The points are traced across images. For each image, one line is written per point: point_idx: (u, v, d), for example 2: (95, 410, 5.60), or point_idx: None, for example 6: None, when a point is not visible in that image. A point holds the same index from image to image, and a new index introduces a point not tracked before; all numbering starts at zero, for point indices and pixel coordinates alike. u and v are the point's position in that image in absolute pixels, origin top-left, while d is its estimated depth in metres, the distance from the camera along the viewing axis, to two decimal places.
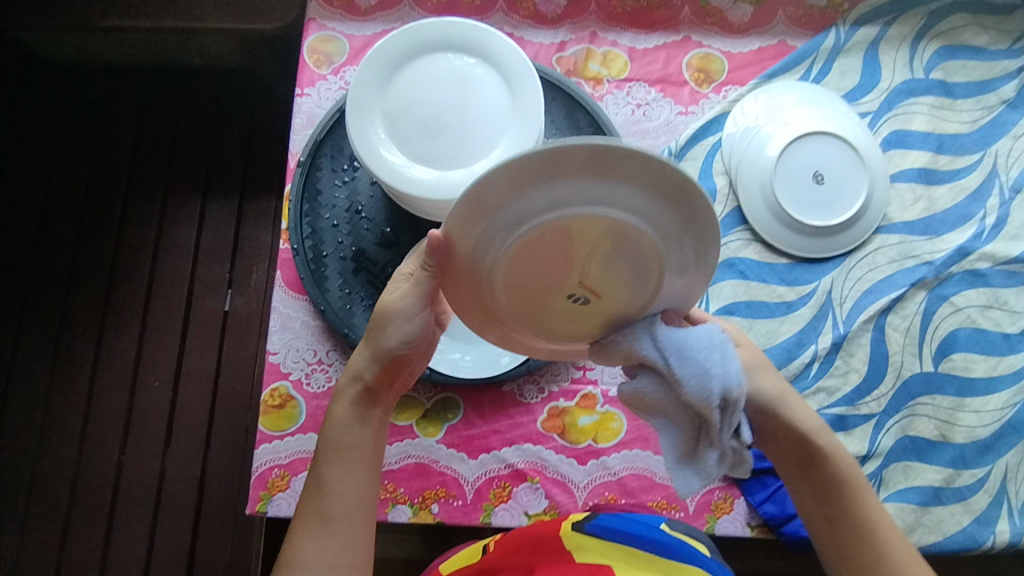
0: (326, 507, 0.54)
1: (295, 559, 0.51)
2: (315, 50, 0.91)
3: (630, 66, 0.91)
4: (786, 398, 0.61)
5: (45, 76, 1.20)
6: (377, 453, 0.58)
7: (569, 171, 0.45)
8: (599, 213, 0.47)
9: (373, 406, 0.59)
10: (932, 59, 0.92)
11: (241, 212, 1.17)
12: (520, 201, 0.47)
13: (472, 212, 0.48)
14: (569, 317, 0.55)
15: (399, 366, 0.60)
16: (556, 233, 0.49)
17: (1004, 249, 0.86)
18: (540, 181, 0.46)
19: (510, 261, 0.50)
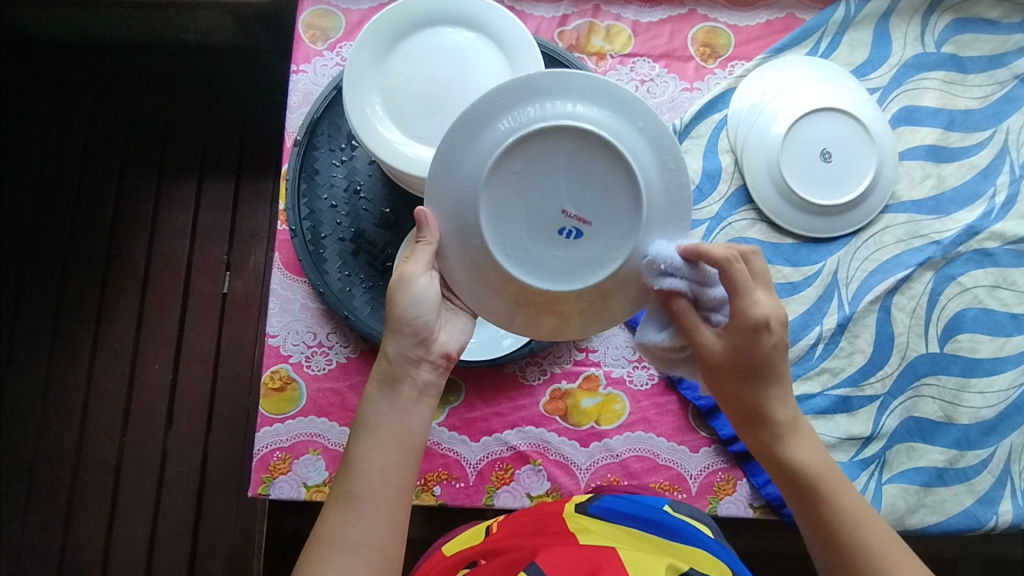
0: (354, 485, 0.51)
1: (325, 533, 0.50)
2: (310, 25, 0.88)
3: (634, 41, 0.88)
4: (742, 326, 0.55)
5: (35, 53, 1.17)
6: (410, 432, 0.54)
7: (513, 102, 0.54)
8: (554, 124, 0.52)
9: (400, 384, 0.55)
10: (944, 33, 0.90)
11: (238, 193, 1.15)
12: (480, 140, 0.54)
13: (441, 162, 0.55)
14: (573, 257, 0.55)
15: (425, 342, 0.57)
16: (524, 160, 0.53)
17: (1014, 228, 0.85)
18: (490, 117, 0.54)
19: (491, 194, 0.54)
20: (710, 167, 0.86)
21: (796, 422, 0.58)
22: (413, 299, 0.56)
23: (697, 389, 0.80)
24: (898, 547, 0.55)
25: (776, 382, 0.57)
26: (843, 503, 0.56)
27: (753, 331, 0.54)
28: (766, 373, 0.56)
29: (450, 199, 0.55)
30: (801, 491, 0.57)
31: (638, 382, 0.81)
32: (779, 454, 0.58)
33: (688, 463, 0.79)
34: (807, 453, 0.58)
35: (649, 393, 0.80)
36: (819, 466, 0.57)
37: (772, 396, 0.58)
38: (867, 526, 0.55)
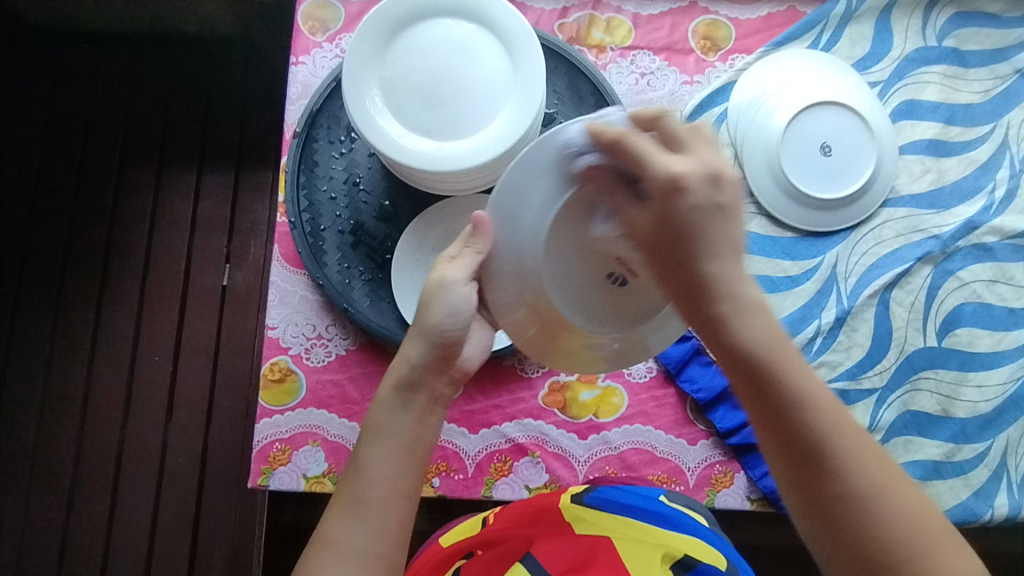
0: (360, 492, 0.51)
1: (329, 538, 0.50)
2: (310, 16, 0.88)
3: (634, 33, 0.88)
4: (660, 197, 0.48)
5: (33, 43, 1.16)
6: (421, 442, 0.53)
7: (594, 143, 0.52)
8: (629, 174, 0.50)
9: (418, 395, 0.54)
10: (945, 26, 0.90)
11: (237, 185, 1.15)
12: (551, 178, 0.52)
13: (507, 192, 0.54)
14: (612, 306, 0.54)
15: (451, 354, 0.55)
16: (591, 206, 0.52)
17: (1013, 223, 0.85)
18: (558, 155, 0.52)
19: (550, 231, 0.52)
20: None
21: (738, 299, 0.49)
22: (449, 308, 0.54)
23: (695, 382, 0.80)
24: (851, 427, 0.50)
25: (711, 246, 0.49)
26: (794, 392, 0.49)
27: (669, 190, 0.48)
28: (697, 236, 0.48)
29: (511, 230, 0.54)
30: (754, 381, 0.50)
31: (637, 374, 0.81)
32: (726, 338, 0.50)
33: (686, 456, 0.79)
34: (759, 334, 0.50)
35: (647, 386, 0.81)
36: (768, 347, 0.50)
37: (705, 265, 0.49)
38: (821, 414, 0.49)
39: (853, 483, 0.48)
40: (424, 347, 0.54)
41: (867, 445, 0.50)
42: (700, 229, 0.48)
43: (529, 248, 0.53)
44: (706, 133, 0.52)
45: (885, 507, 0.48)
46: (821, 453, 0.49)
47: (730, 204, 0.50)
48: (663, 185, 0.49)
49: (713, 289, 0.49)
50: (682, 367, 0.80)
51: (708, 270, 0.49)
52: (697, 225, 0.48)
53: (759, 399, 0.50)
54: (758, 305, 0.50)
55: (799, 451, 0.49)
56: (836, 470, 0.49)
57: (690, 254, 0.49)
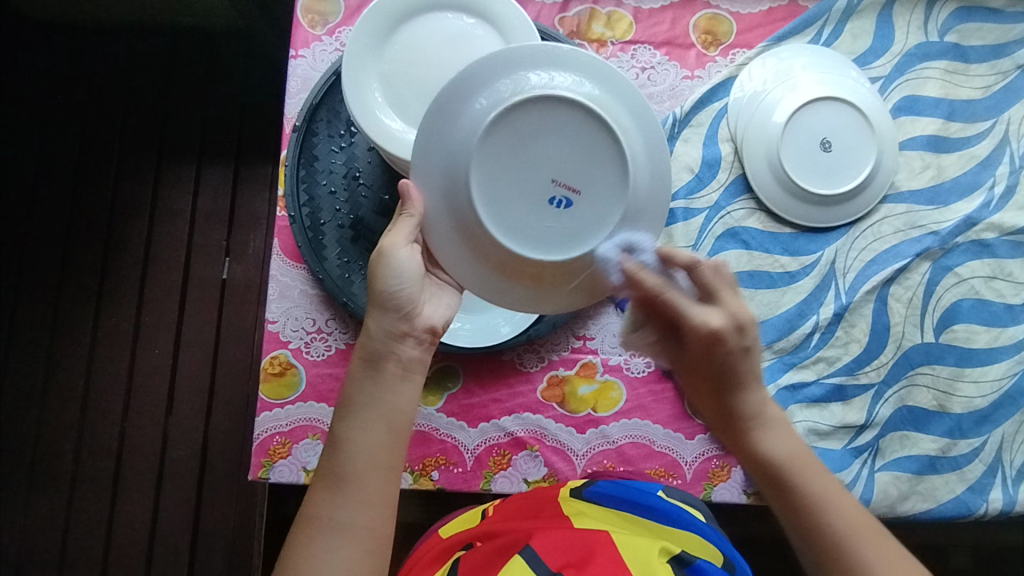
0: (343, 466, 0.51)
1: (313, 513, 0.50)
2: (309, 9, 0.87)
3: (635, 28, 0.88)
4: (739, 377, 0.53)
5: (32, 36, 1.16)
6: (398, 410, 0.53)
7: (494, 74, 0.57)
8: (533, 95, 0.56)
9: (384, 362, 0.54)
10: (947, 21, 0.89)
11: (237, 179, 1.15)
12: (467, 110, 0.57)
13: (431, 127, 0.58)
14: (563, 225, 0.58)
15: (407, 317, 0.56)
16: (515, 128, 0.56)
17: (1012, 219, 0.85)
18: (477, 91, 0.57)
19: (483, 155, 0.57)
20: (709, 156, 0.86)
21: (762, 409, 0.53)
22: (394, 272, 0.56)
23: None
24: (876, 539, 0.48)
25: (734, 376, 0.53)
26: (814, 497, 0.50)
27: (698, 333, 0.53)
28: (722, 370, 0.53)
29: (441, 163, 0.58)
30: (774, 485, 0.51)
31: (636, 369, 0.81)
32: (749, 448, 0.53)
33: (683, 450, 0.79)
34: (780, 445, 0.52)
35: (645, 380, 0.81)
36: (795, 456, 0.52)
37: (733, 390, 0.53)
38: (842, 518, 0.49)
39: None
40: (380, 316, 0.56)
41: (894, 560, 0.47)
42: (720, 358, 0.53)
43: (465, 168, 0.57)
44: (728, 274, 0.55)
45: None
46: (847, 564, 0.47)
47: (753, 332, 0.53)
48: (687, 325, 0.53)
49: (735, 412, 0.53)
50: None
51: (732, 397, 0.53)
52: (713, 358, 0.53)
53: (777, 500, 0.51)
54: (777, 420, 0.53)
55: (812, 558, 0.49)
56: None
57: (713, 373, 0.54)
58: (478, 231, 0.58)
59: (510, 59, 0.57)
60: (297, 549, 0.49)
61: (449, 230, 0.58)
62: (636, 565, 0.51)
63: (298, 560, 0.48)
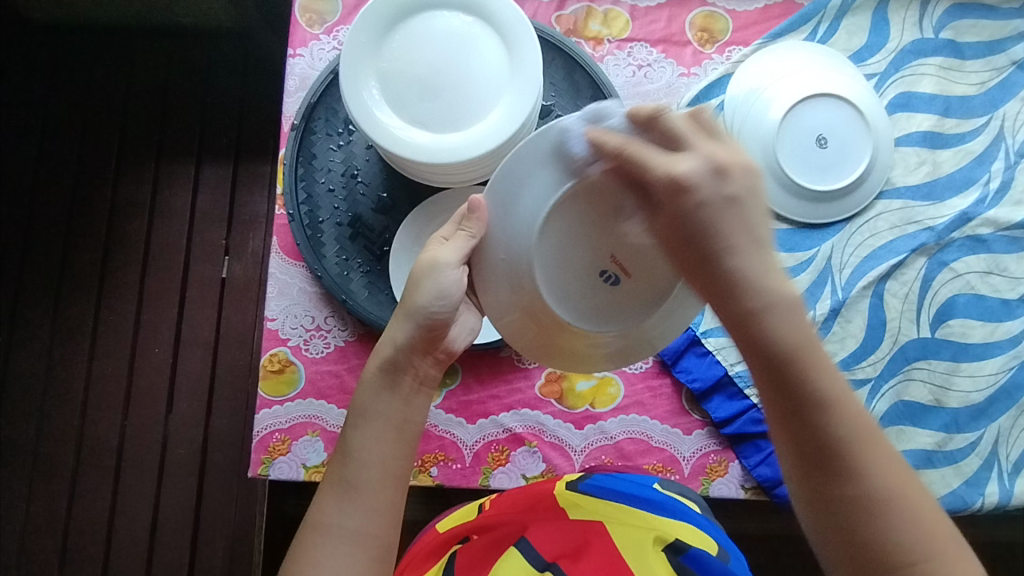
0: (351, 474, 0.51)
1: (319, 520, 0.50)
2: (307, 8, 0.88)
3: (632, 25, 0.88)
4: (736, 243, 0.46)
5: (31, 36, 1.16)
6: (411, 423, 0.55)
7: (563, 153, 0.53)
8: (601, 178, 0.51)
9: (404, 374, 0.55)
10: (942, 18, 0.90)
11: (236, 177, 1.15)
12: (531, 191, 0.53)
13: (494, 203, 0.56)
14: (603, 302, 0.55)
15: (435, 335, 0.57)
16: (584, 203, 0.52)
17: (1007, 215, 0.85)
18: (558, 158, 0.53)
19: (546, 227, 0.53)
20: None
21: (769, 292, 0.45)
22: (439, 289, 0.56)
23: (691, 372, 0.81)
24: (870, 432, 0.46)
25: (725, 242, 0.46)
26: (821, 389, 0.46)
27: (674, 190, 0.46)
28: (709, 233, 0.46)
29: (506, 222, 0.55)
30: (772, 379, 0.46)
31: (633, 365, 0.82)
32: (751, 337, 0.46)
33: (681, 445, 0.80)
34: (790, 328, 0.46)
35: (643, 376, 0.81)
36: (800, 343, 0.46)
37: (728, 261, 0.46)
38: (842, 414, 0.46)
39: (864, 485, 0.45)
40: (410, 326, 0.56)
41: (885, 451, 0.46)
42: (711, 224, 0.46)
43: (523, 241, 0.54)
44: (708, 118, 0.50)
45: (895, 512, 0.45)
46: (839, 457, 0.45)
47: (740, 193, 0.46)
48: (667, 186, 0.47)
49: (739, 286, 0.45)
50: (678, 357, 0.81)
51: (727, 266, 0.46)
52: (705, 220, 0.46)
53: (777, 396, 0.46)
54: (787, 299, 0.46)
55: (813, 451, 0.46)
56: (851, 473, 0.45)
57: (706, 242, 0.46)
58: (525, 294, 0.55)
59: (582, 137, 0.52)
60: (303, 554, 0.49)
61: (503, 299, 0.57)
62: (636, 564, 0.51)
63: (303, 566, 0.49)
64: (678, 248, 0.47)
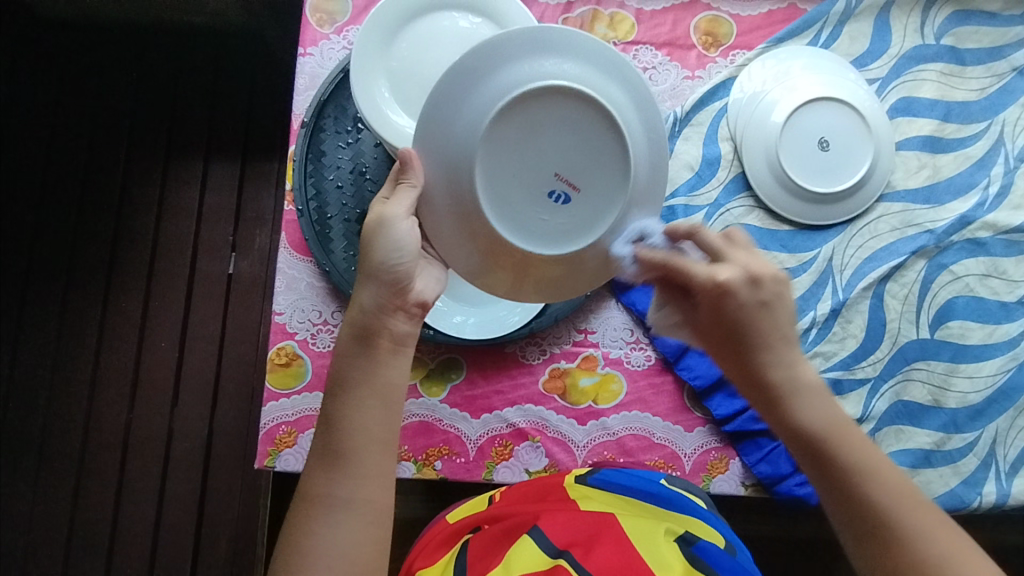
0: (338, 444, 0.52)
1: (311, 490, 0.51)
2: (318, 8, 0.89)
3: (637, 29, 0.90)
4: (770, 341, 0.52)
5: (43, 34, 1.18)
6: (392, 384, 0.54)
7: (500, 62, 0.54)
8: (541, 85, 0.53)
9: (376, 337, 0.54)
10: (944, 25, 0.91)
11: (244, 176, 1.16)
12: (472, 98, 0.55)
13: (431, 123, 0.56)
14: (558, 221, 0.57)
15: (402, 290, 0.56)
16: (519, 119, 0.55)
17: (1006, 219, 0.87)
18: (477, 84, 0.55)
19: (487, 147, 0.55)
20: (709, 154, 0.88)
21: (794, 380, 0.52)
22: (394, 243, 0.55)
23: (693, 370, 0.82)
24: (916, 498, 0.50)
25: (761, 340, 0.52)
26: (854, 459, 0.50)
27: (717, 296, 0.53)
28: (743, 330, 0.52)
29: (444, 157, 0.56)
30: (814, 456, 0.51)
31: (636, 362, 0.83)
32: (781, 419, 0.52)
33: (682, 442, 0.81)
34: (817, 413, 0.51)
35: (645, 373, 0.83)
36: (829, 425, 0.51)
37: (759, 356, 0.52)
38: (883, 485, 0.50)
39: (916, 549, 0.48)
40: (375, 288, 0.55)
41: (930, 516, 0.49)
42: (749, 328, 0.52)
43: (468, 165, 0.55)
44: (739, 238, 0.56)
45: (948, 570, 0.47)
46: (885, 524, 0.49)
47: (773, 293, 0.53)
48: (711, 287, 0.53)
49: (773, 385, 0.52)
50: (681, 355, 0.82)
51: (759, 360, 0.52)
52: (742, 320, 0.52)
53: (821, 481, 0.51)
54: (812, 387, 0.52)
55: (860, 531, 0.50)
56: (901, 542, 0.48)
57: (747, 340, 0.52)
58: (478, 221, 0.56)
59: (512, 47, 0.54)
60: (299, 526, 0.51)
61: (447, 223, 0.57)
62: (649, 556, 0.52)
63: (299, 537, 0.50)
64: (713, 333, 0.54)
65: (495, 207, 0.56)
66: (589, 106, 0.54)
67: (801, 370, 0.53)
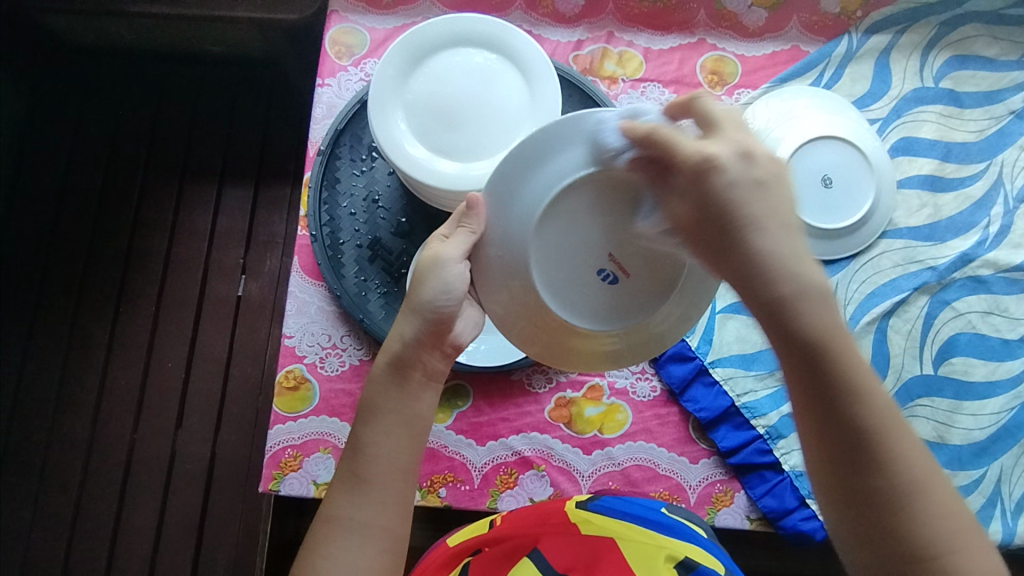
0: (361, 468, 0.53)
1: (331, 513, 0.52)
2: (336, 41, 0.92)
3: (645, 66, 0.93)
4: (763, 222, 0.46)
5: (67, 60, 1.21)
6: (419, 419, 0.55)
7: (573, 141, 0.54)
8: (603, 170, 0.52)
9: (411, 371, 0.55)
10: (942, 68, 0.94)
11: (256, 200, 1.19)
12: (534, 177, 0.54)
13: (495, 197, 0.56)
14: (607, 302, 0.56)
15: (441, 329, 0.56)
16: (574, 203, 0.54)
17: (1007, 257, 0.88)
18: (539, 162, 0.54)
19: (541, 229, 0.54)
20: None
21: (802, 278, 0.45)
22: (443, 285, 0.56)
23: (698, 402, 0.82)
24: (901, 424, 0.46)
25: (758, 223, 0.45)
26: (849, 375, 0.45)
27: (703, 170, 0.47)
28: (730, 218, 0.46)
29: (502, 229, 0.56)
30: (811, 359, 0.45)
31: (641, 393, 0.83)
32: (784, 317, 0.45)
33: (688, 473, 0.81)
34: (819, 315, 0.45)
35: (650, 404, 0.83)
36: (828, 330, 0.45)
37: (754, 242, 0.45)
38: (872, 406, 0.46)
39: (887, 466, 0.45)
40: (416, 322, 0.55)
41: (912, 443, 0.46)
42: (737, 206, 0.46)
43: (520, 243, 0.55)
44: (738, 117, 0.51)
45: (919, 506, 0.45)
46: (872, 449, 0.45)
47: (767, 173, 0.47)
48: (698, 160, 0.47)
49: (762, 263, 0.45)
50: (685, 387, 0.83)
51: (755, 249, 0.45)
52: (734, 201, 0.46)
53: (809, 387, 0.46)
54: (821, 288, 0.45)
55: (841, 449, 0.46)
56: (879, 465, 0.45)
57: (734, 219, 0.46)
58: (529, 301, 0.56)
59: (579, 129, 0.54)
60: (314, 546, 0.51)
61: (496, 288, 0.57)
62: None
63: (316, 559, 0.50)
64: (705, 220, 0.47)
65: (546, 287, 0.55)
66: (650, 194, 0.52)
67: (809, 269, 0.45)
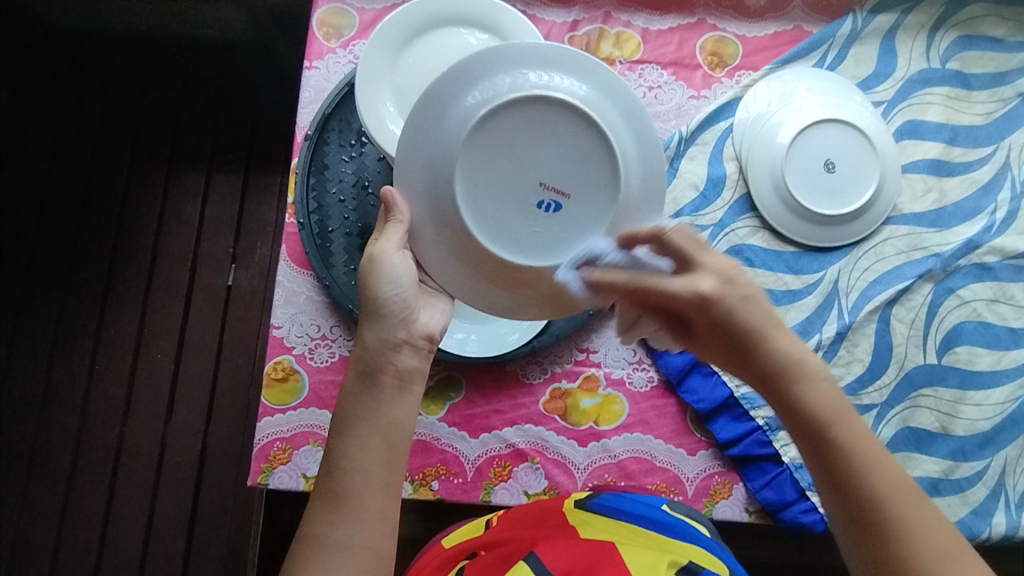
0: (339, 485, 0.49)
1: (311, 533, 0.48)
2: (325, 22, 0.89)
3: (643, 48, 0.90)
4: (772, 329, 0.52)
5: (51, 43, 1.18)
6: (396, 424, 0.52)
7: (479, 73, 0.57)
8: (517, 94, 0.56)
9: (381, 374, 0.53)
10: (949, 49, 0.91)
11: (246, 187, 1.16)
12: (449, 115, 0.57)
13: (413, 134, 0.58)
14: (546, 231, 0.58)
15: (407, 325, 0.56)
16: (497, 130, 0.57)
17: (1013, 244, 0.86)
18: (451, 100, 0.57)
19: (468, 159, 0.57)
20: (714, 174, 0.87)
21: (800, 363, 0.51)
22: (390, 278, 0.56)
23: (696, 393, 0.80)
24: (913, 495, 0.47)
25: (757, 331, 0.52)
26: (849, 447, 0.49)
27: (695, 300, 0.52)
28: (735, 332, 0.52)
29: (423, 164, 0.58)
30: (814, 438, 0.50)
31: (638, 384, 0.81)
32: (792, 401, 0.51)
33: (685, 466, 0.79)
34: (822, 398, 0.50)
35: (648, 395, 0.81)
36: (834, 412, 0.50)
37: (764, 343, 0.52)
38: (878, 473, 0.48)
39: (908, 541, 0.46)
40: (380, 323, 0.55)
41: (926, 512, 0.47)
42: (745, 321, 0.52)
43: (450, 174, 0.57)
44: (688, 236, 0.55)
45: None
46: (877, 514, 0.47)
47: (750, 291, 0.53)
48: (693, 299, 0.52)
49: (774, 359, 0.51)
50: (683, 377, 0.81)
51: (760, 348, 0.52)
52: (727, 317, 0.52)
53: (817, 457, 0.49)
54: (817, 372, 0.51)
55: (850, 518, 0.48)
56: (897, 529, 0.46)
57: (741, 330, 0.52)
58: (463, 235, 0.58)
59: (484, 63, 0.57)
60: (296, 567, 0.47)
61: (440, 255, 0.59)
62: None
63: None
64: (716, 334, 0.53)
65: (479, 222, 0.58)
66: (564, 110, 0.56)
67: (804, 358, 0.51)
